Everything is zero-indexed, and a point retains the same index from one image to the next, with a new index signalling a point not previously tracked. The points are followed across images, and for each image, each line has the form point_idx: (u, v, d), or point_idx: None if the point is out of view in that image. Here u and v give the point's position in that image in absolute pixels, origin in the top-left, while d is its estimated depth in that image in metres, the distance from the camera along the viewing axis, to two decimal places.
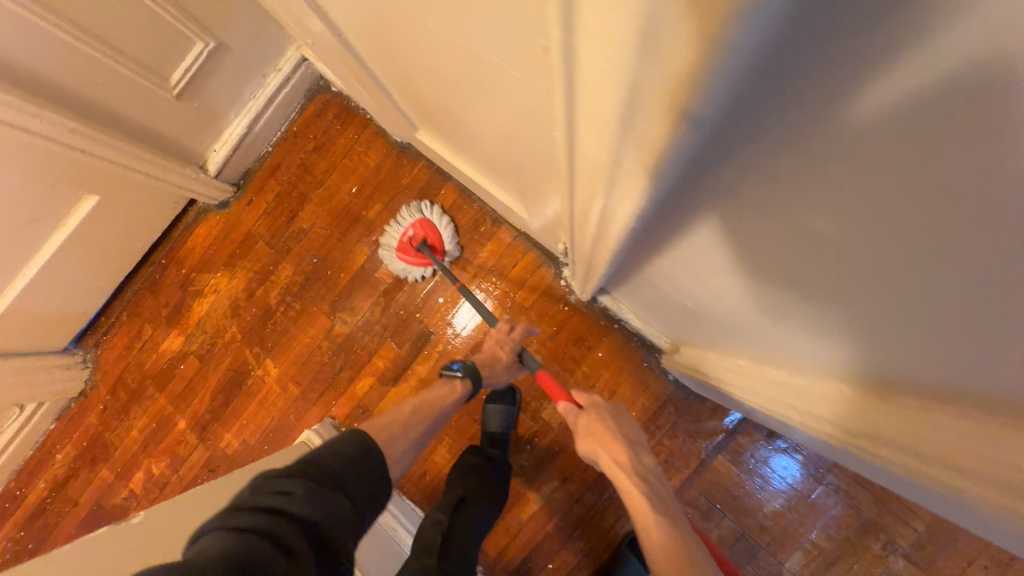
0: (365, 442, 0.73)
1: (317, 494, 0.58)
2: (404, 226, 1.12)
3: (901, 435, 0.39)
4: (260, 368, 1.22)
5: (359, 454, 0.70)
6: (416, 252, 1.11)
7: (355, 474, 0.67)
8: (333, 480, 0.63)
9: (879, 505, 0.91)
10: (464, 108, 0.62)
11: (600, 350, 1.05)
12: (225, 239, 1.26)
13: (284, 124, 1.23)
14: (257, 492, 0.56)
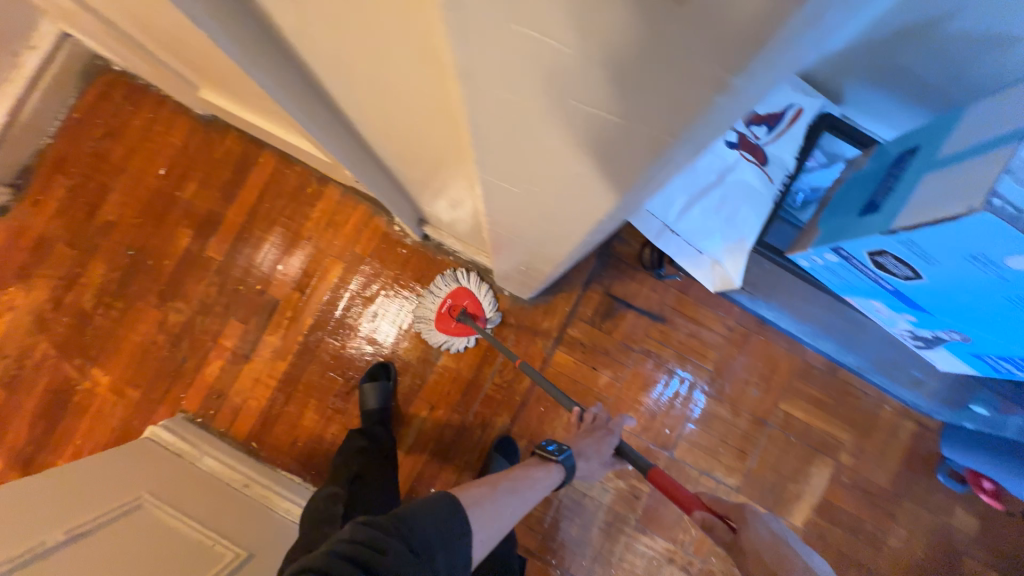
0: (456, 510, 0.67)
1: (404, 554, 0.60)
2: (441, 296, 1.10)
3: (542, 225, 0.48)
4: (87, 380, 1.11)
5: (454, 524, 0.66)
6: (454, 321, 1.10)
7: (440, 540, 0.63)
8: (424, 541, 0.62)
9: (681, 357, 1.12)
10: (188, 36, 0.64)
11: (442, 283, 1.14)
12: (12, 247, 1.11)
13: (62, 112, 1.12)
14: (359, 541, 0.58)
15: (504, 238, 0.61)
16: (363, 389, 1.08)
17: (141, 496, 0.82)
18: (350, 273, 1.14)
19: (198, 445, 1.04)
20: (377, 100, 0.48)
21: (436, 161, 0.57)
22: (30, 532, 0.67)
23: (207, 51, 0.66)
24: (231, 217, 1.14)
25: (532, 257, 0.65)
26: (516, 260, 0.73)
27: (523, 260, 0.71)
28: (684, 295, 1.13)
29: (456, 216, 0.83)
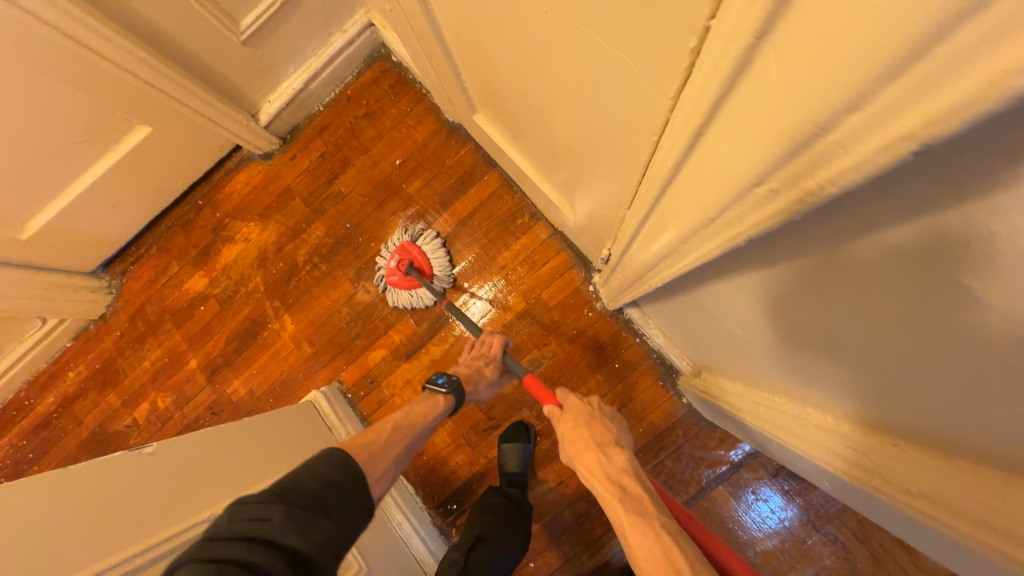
0: (345, 462, 0.72)
1: (297, 514, 0.59)
2: (388, 256, 1.13)
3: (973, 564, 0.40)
4: (277, 322, 1.23)
5: (339, 473, 0.69)
6: (402, 276, 1.11)
7: (333, 492, 0.66)
8: (317, 500, 0.63)
9: (875, 565, 0.90)
10: (538, 102, 0.62)
11: (616, 362, 1.05)
12: (264, 190, 1.27)
13: (339, 87, 1.24)
14: (240, 517, 0.56)
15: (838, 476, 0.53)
16: (504, 447, 1.04)
17: None
18: (529, 315, 1.10)
19: (345, 425, 1.09)
20: (768, 334, 0.50)
21: (758, 365, 0.61)
22: (221, 492, 0.72)
23: (546, 118, 0.64)
24: (439, 222, 1.17)
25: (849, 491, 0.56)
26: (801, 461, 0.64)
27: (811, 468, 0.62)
28: None
29: (714, 352, 0.76)
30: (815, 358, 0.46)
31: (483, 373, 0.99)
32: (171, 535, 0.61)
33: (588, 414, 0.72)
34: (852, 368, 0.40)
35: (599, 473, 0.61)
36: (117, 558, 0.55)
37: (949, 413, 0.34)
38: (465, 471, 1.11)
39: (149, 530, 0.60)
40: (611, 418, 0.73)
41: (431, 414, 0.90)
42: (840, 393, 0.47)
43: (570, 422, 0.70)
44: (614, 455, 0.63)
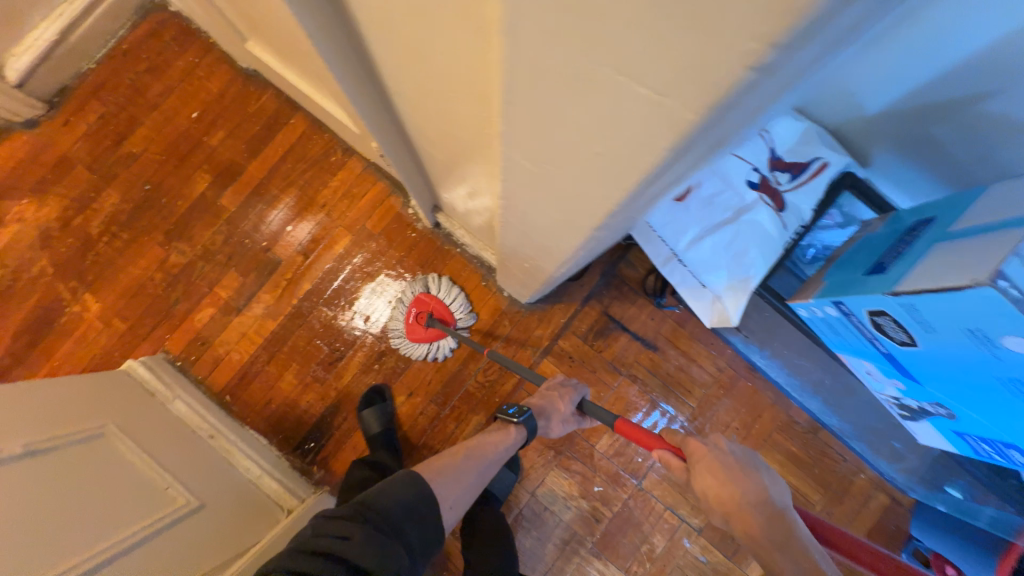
0: (419, 483, 0.73)
1: (375, 537, 0.63)
2: (406, 308, 1.11)
3: (551, 254, 0.51)
4: (77, 303, 1.11)
5: (420, 504, 0.70)
6: (424, 327, 1.10)
7: (411, 517, 0.69)
8: (393, 523, 0.66)
9: (666, 389, 1.12)
10: None
11: (444, 274, 1.14)
12: (33, 162, 1.13)
13: (111, 41, 1.15)
14: (329, 534, 0.62)
15: (516, 254, 0.64)
16: (363, 414, 1.07)
17: (105, 424, 0.82)
18: (356, 246, 1.15)
19: (172, 386, 1.04)
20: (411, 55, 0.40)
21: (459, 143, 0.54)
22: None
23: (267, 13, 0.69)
24: (252, 170, 1.15)
25: (538, 273, 0.68)
26: (524, 271, 0.76)
27: (527, 271, 0.74)
28: (679, 327, 1.13)
29: (470, 207, 0.84)
30: (446, 137, 0.54)
31: (555, 406, 0.93)
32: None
33: (730, 466, 0.56)
34: (443, 32, 0.31)
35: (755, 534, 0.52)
36: None
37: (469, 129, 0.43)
38: (319, 408, 1.12)
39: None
40: (749, 461, 0.57)
41: (501, 445, 0.87)
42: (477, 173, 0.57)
43: (711, 478, 0.56)
44: (776, 521, 0.52)
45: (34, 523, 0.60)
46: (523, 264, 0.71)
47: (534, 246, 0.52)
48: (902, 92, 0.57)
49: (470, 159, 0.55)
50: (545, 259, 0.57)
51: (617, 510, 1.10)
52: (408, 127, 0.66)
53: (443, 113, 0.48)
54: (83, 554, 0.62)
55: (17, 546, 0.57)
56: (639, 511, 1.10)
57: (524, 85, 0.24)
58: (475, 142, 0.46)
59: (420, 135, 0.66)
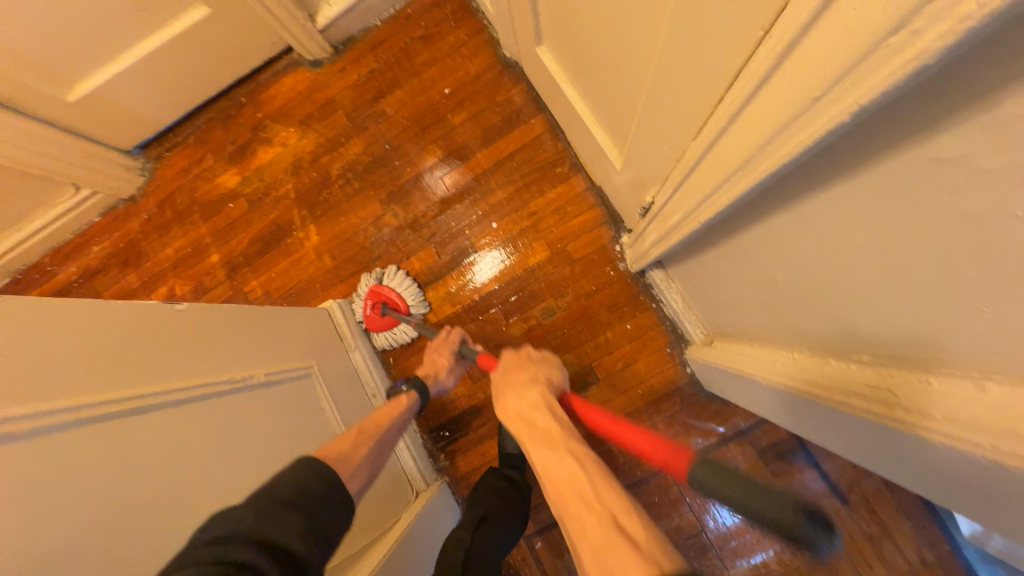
0: (316, 463, 0.65)
1: (269, 512, 0.55)
2: (361, 302, 1.15)
3: (879, 451, 0.48)
4: (302, 231, 1.24)
5: (313, 474, 0.63)
6: (381, 317, 1.14)
7: (311, 494, 0.61)
8: (283, 501, 0.58)
9: (839, 551, 0.93)
10: (604, 35, 0.63)
11: (628, 324, 1.06)
12: (308, 98, 1.26)
13: (399, 3, 1.21)
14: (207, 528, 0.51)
15: (793, 402, 0.59)
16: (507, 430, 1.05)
17: (312, 366, 0.91)
18: (551, 264, 1.11)
19: (354, 334, 1.12)
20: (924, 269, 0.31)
21: (829, 309, 0.45)
22: (237, 367, 0.73)
23: (609, 51, 0.64)
24: (479, 159, 1.16)
25: (795, 419, 0.64)
26: (768, 401, 0.69)
27: (776, 406, 0.68)
28: (885, 491, 0.93)
29: (724, 302, 0.74)
30: (794, 298, 0.51)
31: (438, 365, 1.00)
32: (183, 388, 0.62)
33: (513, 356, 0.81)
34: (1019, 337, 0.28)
35: (513, 414, 0.65)
36: (168, 387, 0.60)
37: (892, 345, 0.40)
38: (463, 403, 1.14)
39: (157, 379, 0.59)
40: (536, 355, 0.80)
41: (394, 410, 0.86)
42: (804, 333, 0.53)
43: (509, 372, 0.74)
44: (525, 392, 0.67)
45: (252, 464, 0.66)
46: (791, 410, 0.62)
47: (859, 434, 0.49)
48: None
49: (808, 322, 0.51)
50: (849, 438, 0.52)
51: None
52: (722, 235, 0.60)
53: (834, 303, 0.44)
54: None
55: (235, 485, 0.62)
56: None
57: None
58: (884, 341, 0.41)
59: (733, 248, 0.59)
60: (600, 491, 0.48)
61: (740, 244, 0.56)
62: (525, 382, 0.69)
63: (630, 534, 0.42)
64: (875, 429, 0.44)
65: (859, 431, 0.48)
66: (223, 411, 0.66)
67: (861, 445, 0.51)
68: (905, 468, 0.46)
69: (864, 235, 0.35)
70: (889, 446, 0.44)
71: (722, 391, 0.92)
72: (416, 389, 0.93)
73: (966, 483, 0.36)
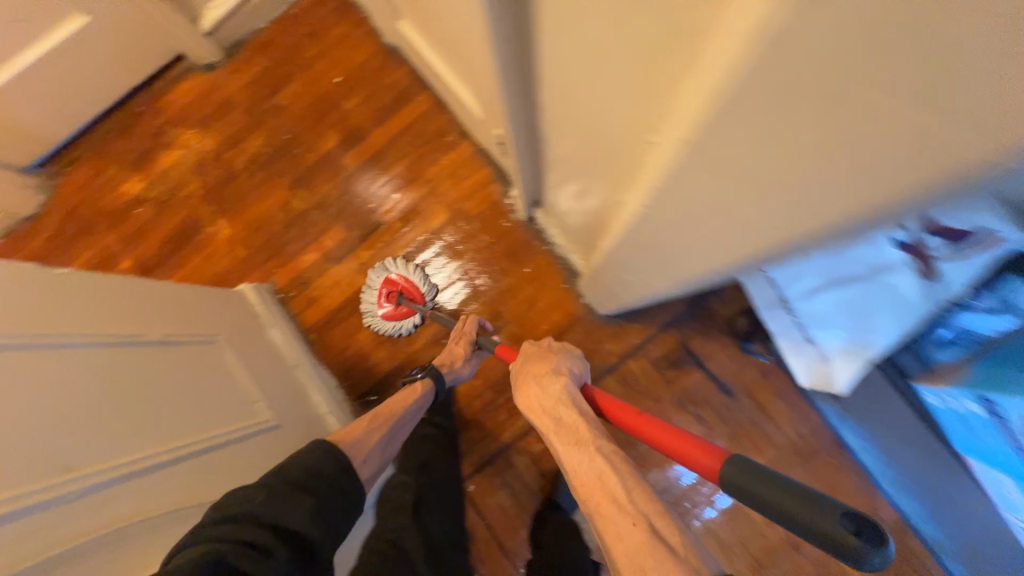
0: (329, 449, 0.71)
1: (282, 493, 0.62)
2: (376, 294, 1.16)
3: (654, 268, 0.58)
4: (212, 226, 1.27)
5: (330, 463, 0.69)
6: (396, 306, 1.15)
7: (323, 480, 0.67)
8: (297, 482, 0.65)
9: (732, 440, 1.03)
10: None
11: (527, 267, 1.15)
12: (205, 100, 1.31)
13: (284, 5, 1.30)
14: (224, 507, 0.58)
15: (613, 264, 0.69)
16: (426, 381, 1.12)
17: (218, 335, 0.94)
18: (450, 223, 1.19)
19: (272, 313, 1.16)
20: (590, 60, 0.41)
21: (594, 151, 0.55)
22: (128, 325, 0.76)
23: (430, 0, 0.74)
24: (374, 137, 1.24)
25: (626, 286, 0.74)
26: (612, 283, 0.79)
27: (616, 284, 0.77)
28: (763, 379, 1.04)
29: (574, 209, 0.84)
30: (580, 158, 0.62)
31: (454, 356, 1.01)
32: (63, 336, 0.64)
33: (535, 353, 0.75)
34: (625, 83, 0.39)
35: (537, 411, 0.61)
36: (45, 332, 0.62)
37: (614, 157, 0.51)
38: (385, 366, 1.18)
39: (37, 323, 0.62)
40: (558, 350, 0.74)
41: (409, 399, 0.90)
42: (597, 193, 0.64)
43: (526, 367, 0.69)
44: (547, 384, 0.63)
45: (146, 406, 0.69)
46: (621, 276, 0.71)
47: (639, 259, 0.59)
48: None
49: (595, 179, 0.62)
50: (643, 273, 0.62)
51: None
52: (542, 135, 0.71)
53: (589, 142, 0.55)
54: (179, 441, 0.71)
55: (127, 421, 0.65)
56: None
57: (759, 110, 0.26)
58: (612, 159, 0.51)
59: (550, 142, 0.70)
60: (632, 492, 0.47)
61: (547, 132, 0.67)
62: (546, 372, 0.65)
63: (667, 540, 0.42)
64: (634, 236, 0.54)
65: (638, 256, 0.58)
66: (112, 359, 0.69)
67: (650, 273, 0.61)
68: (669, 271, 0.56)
69: (562, 58, 0.46)
70: (648, 249, 0.54)
71: (603, 304, 1.01)
72: (431, 377, 0.95)
73: (676, 230, 0.46)
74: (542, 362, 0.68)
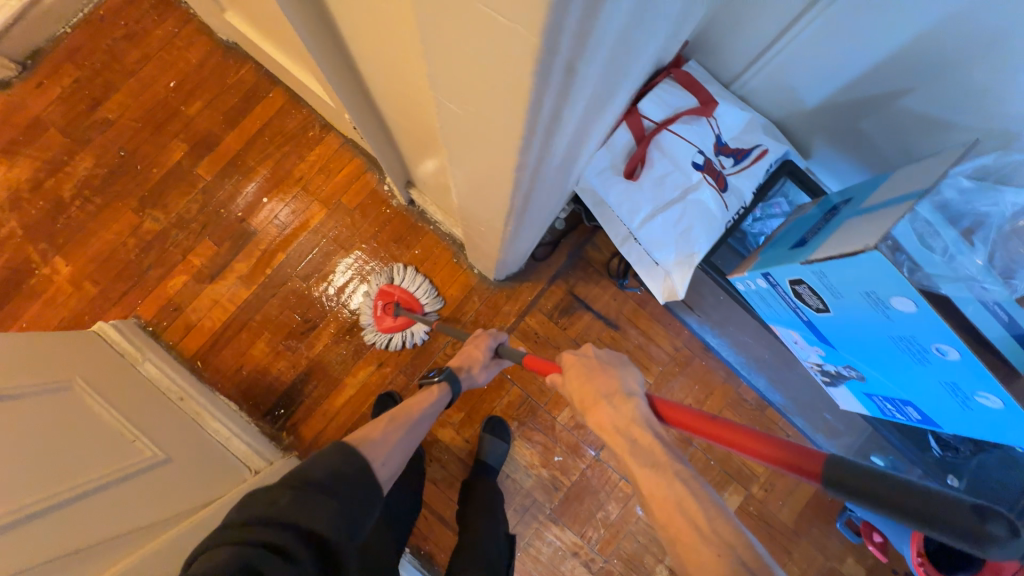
0: (348, 454, 0.66)
1: (303, 493, 0.56)
2: (372, 303, 1.15)
3: (485, 223, 0.64)
4: (47, 267, 1.11)
5: (348, 466, 0.65)
6: (392, 318, 1.14)
7: (345, 486, 0.61)
8: (324, 486, 0.59)
9: None
10: None
11: (417, 249, 1.18)
12: (4, 123, 1.12)
13: (88, 6, 1.15)
14: (249, 508, 0.53)
15: (467, 223, 0.75)
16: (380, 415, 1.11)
17: (72, 380, 0.84)
18: (330, 219, 1.17)
19: (140, 347, 1.05)
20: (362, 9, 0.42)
21: (415, 119, 0.60)
22: None
23: None
24: (229, 142, 1.17)
25: (483, 246, 0.80)
26: (478, 245, 0.85)
27: (479, 245, 0.83)
28: (640, 308, 1.19)
29: (435, 182, 0.88)
30: (414, 128, 0.66)
31: (474, 358, 1.00)
32: None
33: (586, 364, 0.63)
34: (399, 53, 0.43)
35: (607, 428, 0.54)
36: None
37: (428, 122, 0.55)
38: (289, 377, 1.14)
39: None
40: (609, 359, 0.63)
41: (426, 401, 0.89)
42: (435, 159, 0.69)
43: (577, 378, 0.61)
44: (620, 405, 0.55)
45: (6, 461, 0.62)
46: (475, 235, 0.77)
47: (474, 216, 0.65)
48: (835, 86, 0.68)
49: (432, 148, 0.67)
50: (483, 229, 0.69)
51: (574, 479, 1.16)
52: (383, 114, 0.74)
53: (412, 112, 0.59)
54: (51, 494, 0.64)
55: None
56: (596, 481, 1.16)
57: (430, 53, 0.28)
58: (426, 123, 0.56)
59: (391, 119, 0.73)
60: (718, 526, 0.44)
61: (385, 108, 0.70)
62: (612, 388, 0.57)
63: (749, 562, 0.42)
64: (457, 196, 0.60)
65: (474, 213, 0.64)
66: None
67: (487, 230, 0.67)
68: (494, 226, 0.62)
69: (359, 33, 0.49)
70: (472, 207, 0.60)
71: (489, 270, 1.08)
72: (447, 379, 0.94)
73: (472, 191, 0.52)
74: (590, 375, 0.59)
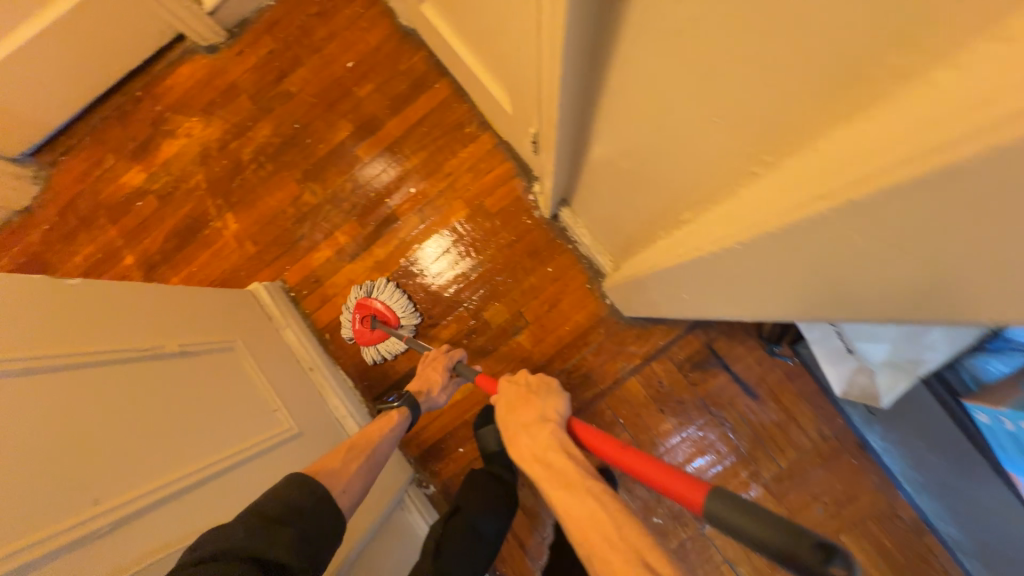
0: (303, 481, 0.62)
1: (257, 526, 0.53)
2: (349, 314, 1.12)
3: (710, 293, 0.57)
4: (219, 221, 1.22)
5: (307, 496, 0.60)
6: (370, 331, 1.11)
7: (303, 517, 0.58)
8: (276, 519, 0.55)
9: (756, 442, 1.03)
10: None
11: (550, 267, 1.12)
12: (208, 84, 1.24)
13: None
14: (192, 549, 0.49)
15: (656, 279, 0.67)
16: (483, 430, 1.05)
17: (235, 341, 0.91)
18: (470, 218, 1.15)
19: (283, 312, 1.12)
20: (713, 74, 0.36)
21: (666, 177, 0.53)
22: (143, 338, 0.73)
23: None
24: (389, 128, 1.18)
25: (664, 301, 0.73)
26: (648, 295, 0.78)
27: (651, 297, 0.76)
28: (787, 381, 1.04)
29: (611, 215, 0.81)
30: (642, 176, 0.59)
31: (432, 379, 0.97)
32: (98, 355, 0.63)
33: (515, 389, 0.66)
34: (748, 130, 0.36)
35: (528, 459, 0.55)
36: (69, 355, 0.59)
37: (698, 189, 0.48)
38: (403, 367, 1.16)
39: (76, 343, 0.61)
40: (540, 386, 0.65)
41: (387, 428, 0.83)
42: (650, 211, 0.62)
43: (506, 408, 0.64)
44: (538, 433, 0.57)
45: (174, 422, 0.67)
46: (663, 292, 0.70)
47: (699, 284, 0.57)
48: None
49: (655, 202, 0.59)
50: (692, 294, 0.61)
51: None
52: (590, 146, 0.68)
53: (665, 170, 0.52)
54: (212, 457, 0.69)
55: (162, 442, 0.63)
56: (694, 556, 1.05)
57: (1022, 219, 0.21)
58: (692, 187, 0.49)
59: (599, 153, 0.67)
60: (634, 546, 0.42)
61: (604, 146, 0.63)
62: (535, 419, 0.59)
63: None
64: (699, 266, 0.53)
65: (699, 281, 0.57)
66: (135, 376, 0.66)
67: (700, 297, 0.60)
68: (729, 301, 0.55)
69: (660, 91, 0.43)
70: (712, 279, 0.53)
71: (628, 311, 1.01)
72: (408, 405, 0.89)
73: (759, 275, 0.45)
74: (529, 397, 0.63)
